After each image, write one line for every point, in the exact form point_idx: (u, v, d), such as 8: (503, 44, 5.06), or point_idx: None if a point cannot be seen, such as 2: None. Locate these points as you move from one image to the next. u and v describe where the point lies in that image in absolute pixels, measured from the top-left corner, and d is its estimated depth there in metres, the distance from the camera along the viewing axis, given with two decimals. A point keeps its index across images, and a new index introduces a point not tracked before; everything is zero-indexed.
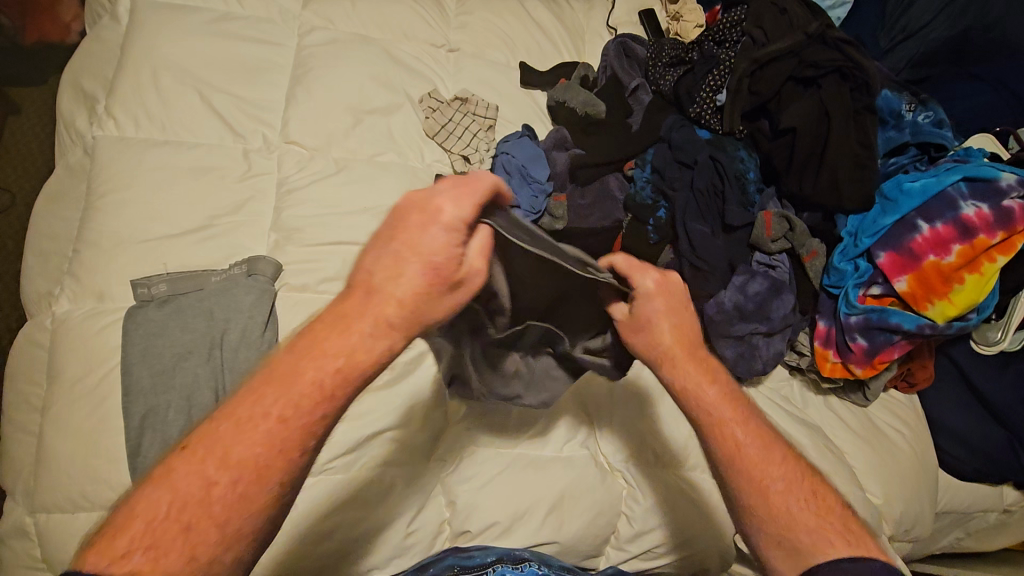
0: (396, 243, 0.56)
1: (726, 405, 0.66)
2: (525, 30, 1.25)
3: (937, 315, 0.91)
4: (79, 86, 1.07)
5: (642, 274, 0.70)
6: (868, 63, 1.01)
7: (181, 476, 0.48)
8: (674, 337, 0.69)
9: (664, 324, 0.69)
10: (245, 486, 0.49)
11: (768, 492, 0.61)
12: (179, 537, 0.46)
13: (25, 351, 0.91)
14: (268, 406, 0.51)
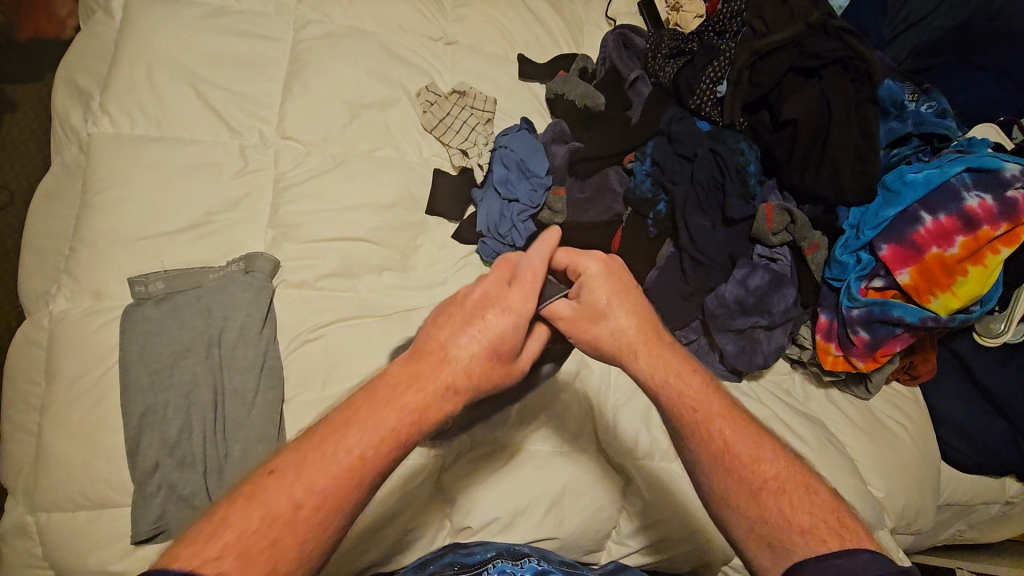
0: (467, 324, 0.59)
1: (706, 401, 0.64)
2: (523, 22, 1.23)
3: (940, 308, 0.91)
4: (73, 82, 1.06)
5: (583, 259, 0.67)
6: (870, 53, 1.00)
7: (271, 493, 0.50)
8: (637, 324, 0.66)
9: (623, 308, 0.66)
10: (321, 507, 0.50)
11: (760, 494, 0.60)
12: (264, 550, 0.48)
13: (23, 349, 0.91)
14: (351, 443, 0.52)
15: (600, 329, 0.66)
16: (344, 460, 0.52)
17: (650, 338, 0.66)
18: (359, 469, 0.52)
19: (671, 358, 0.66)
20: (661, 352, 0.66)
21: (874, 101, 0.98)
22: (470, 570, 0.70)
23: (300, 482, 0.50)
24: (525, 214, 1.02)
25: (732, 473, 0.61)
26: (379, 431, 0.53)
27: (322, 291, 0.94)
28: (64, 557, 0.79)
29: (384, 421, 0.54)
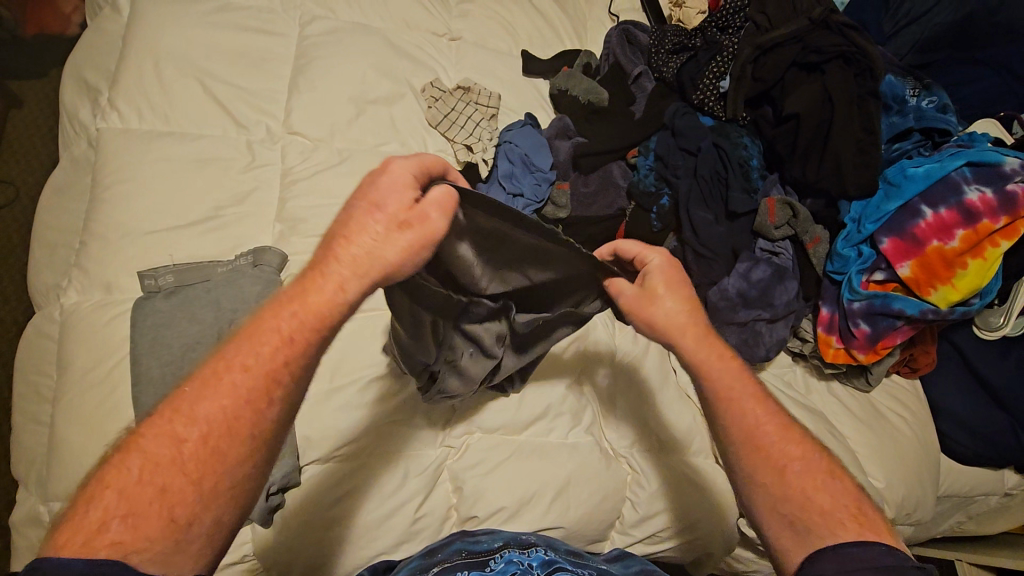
0: (354, 198, 0.58)
1: (738, 388, 0.67)
2: (527, 19, 1.24)
3: (940, 301, 0.91)
4: (81, 78, 1.07)
5: (648, 253, 0.71)
6: (872, 48, 1.00)
7: (150, 440, 0.49)
8: (684, 314, 0.69)
9: (678, 298, 0.70)
10: (212, 436, 0.50)
11: (784, 473, 0.62)
12: (156, 499, 0.47)
13: (35, 342, 0.92)
14: (232, 358, 0.53)
15: (659, 313, 0.69)
16: (240, 392, 0.51)
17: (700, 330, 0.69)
18: (237, 390, 0.51)
19: (714, 349, 0.69)
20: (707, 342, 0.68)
21: (875, 95, 0.99)
22: (478, 556, 0.71)
23: (174, 422, 0.50)
24: (529, 208, 1.03)
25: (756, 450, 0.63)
26: (271, 340, 0.53)
27: None
28: None
29: (265, 333, 0.54)
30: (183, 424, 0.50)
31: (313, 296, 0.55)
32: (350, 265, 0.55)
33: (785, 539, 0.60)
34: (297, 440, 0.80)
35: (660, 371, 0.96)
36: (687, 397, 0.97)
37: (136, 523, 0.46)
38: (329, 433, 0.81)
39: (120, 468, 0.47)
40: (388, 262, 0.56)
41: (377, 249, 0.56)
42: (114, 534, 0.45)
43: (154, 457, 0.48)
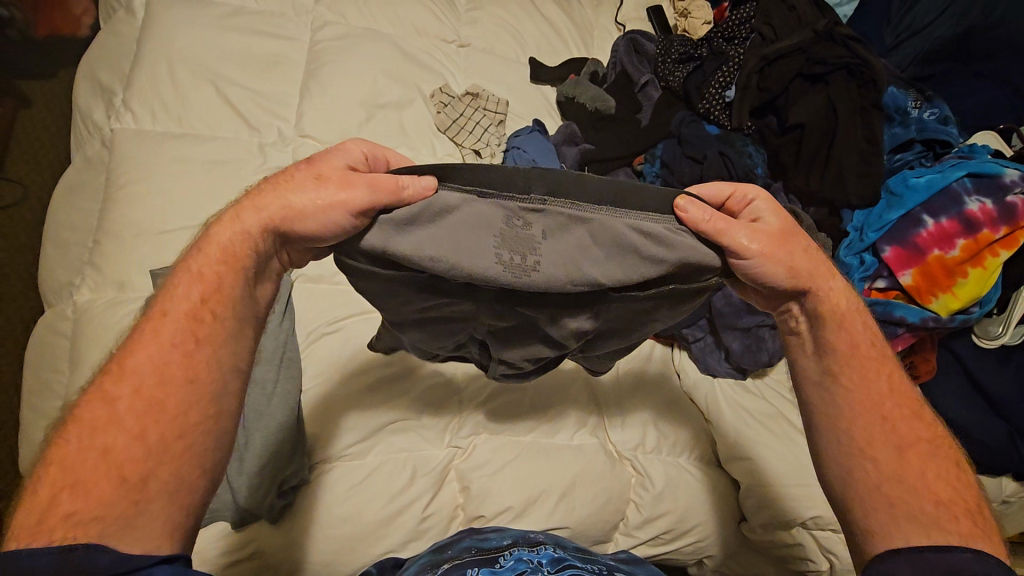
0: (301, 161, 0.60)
1: (878, 362, 0.62)
2: (535, 26, 1.26)
3: (941, 308, 0.92)
4: (96, 80, 1.09)
5: (745, 190, 0.61)
6: (875, 60, 1.02)
7: (88, 412, 0.48)
8: (814, 263, 0.62)
9: (797, 247, 0.61)
10: (146, 393, 0.49)
11: (904, 460, 0.57)
12: (98, 459, 0.46)
13: (47, 338, 0.94)
14: (168, 310, 0.53)
15: (785, 262, 0.59)
16: (170, 356, 0.51)
17: (832, 280, 0.63)
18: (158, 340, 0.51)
19: (855, 316, 0.63)
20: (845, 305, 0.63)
21: (878, 107, 1.01)
22: (488, 553, 0.72)
23: (104, 383, 0.49)
24: None
25: (878, 426, 0.58)
26: (189, 282, 0.54)
27: (340, 285, 0.97)
28: None
29: (179, 279, 0.55)
30: (121, 388, 0.49)
31: (219, 233, 0.55)
32: (256, 210, 0.56)
33: (881, 524, 0.55)
34: (310, 438, 0.84)
35: (661, 375, 1.00)
36: (691, 398, 0.99)
37: (86, 491, 0.45)
38: (340, 431, 0.85)
39: (63, 441, 0.46)
40: (290, 219, 0.55)
41: (287, 203, 0.55)
42: (68, 504, 0.44)
43: (87, 424, 0.47)
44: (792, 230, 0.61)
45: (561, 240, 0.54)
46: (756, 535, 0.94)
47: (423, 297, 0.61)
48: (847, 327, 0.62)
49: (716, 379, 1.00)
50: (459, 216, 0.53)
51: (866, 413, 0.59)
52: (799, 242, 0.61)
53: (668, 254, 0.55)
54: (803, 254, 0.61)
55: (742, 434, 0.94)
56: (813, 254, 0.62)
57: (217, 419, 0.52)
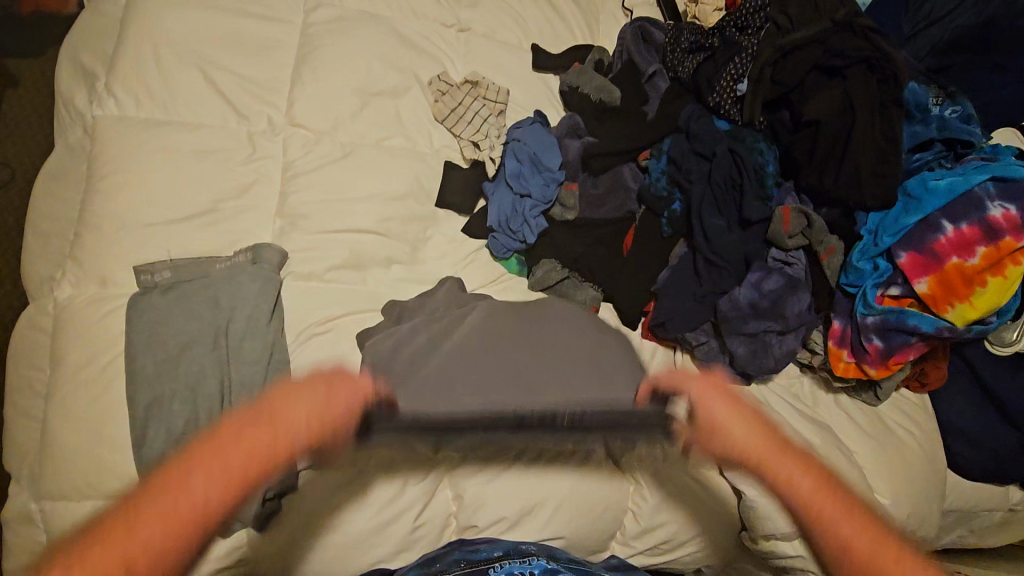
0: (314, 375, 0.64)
1: (829, 475, 0.62)
2: (538, 11, 1.21)
3: (957, 319, 0.89)
4: (77, 62, 1.04)
5: (682, 379, 0.69)
6: (897, 54, 0.96)
7: (172, 506, 0.50)
8: (759, 438, 0.63)
9: (725, 412, 0.64)
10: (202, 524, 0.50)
11: (852, 544, 0.57)
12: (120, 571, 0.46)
13: (27, 335, 0.90)
14: (196, 488, 0.51)
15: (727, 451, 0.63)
16: (191, 506, 0.51)
17: (751, 433, 0.63)
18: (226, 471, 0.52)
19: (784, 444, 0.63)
20: (763, 442, 0.62)
21: (898, 104, 0.96)
22: (478, 567, 0.74)
23: (156, 516, 0.49)
24: (537, 210, 1.00)
25: (816, 521, 0.59)
26: (240, 444, 0.54)
27: (332, 282, 0.94)
28: None
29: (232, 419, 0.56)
30: None
31: (284, 408, 0.58)
32: (279, 415, 0.58)
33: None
34: None
35: None
36: None
37: None
38: None
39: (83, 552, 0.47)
40: (304, 425, 0.58)
41: (315, 409, 0.60)
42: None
43: (140, 541, 0.48)
44: (711, 407, 0.65)
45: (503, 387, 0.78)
46: (757, 547, 0.90)
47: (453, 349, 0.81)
48: (767, 464, 0.61)
49: None
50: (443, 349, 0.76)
51: (819, 496, 0.59)
52: (715, 402, 0.65)
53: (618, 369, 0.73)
54: (726, 441, 0.63)
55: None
56: (736, 408, 0.65)
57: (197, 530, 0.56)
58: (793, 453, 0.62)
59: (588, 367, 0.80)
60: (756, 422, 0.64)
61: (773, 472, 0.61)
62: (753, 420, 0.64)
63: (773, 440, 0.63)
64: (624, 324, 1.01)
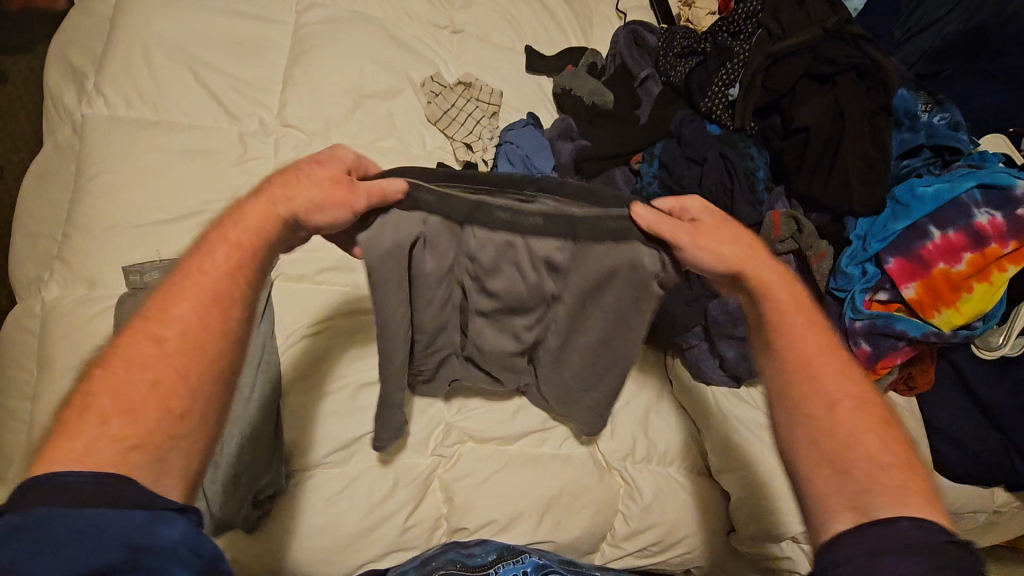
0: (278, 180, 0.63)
1: (840, 370, 0.59)
2: (532, 13, 1.21)
3: (943, 323, 0.89)
4: (67, 60, 1.03)
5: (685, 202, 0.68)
6: (886, 61, 0.97)
7: (134, 349, 0.52)
8: (767, 274, 0.65)
9: (738, 238, 0.66)
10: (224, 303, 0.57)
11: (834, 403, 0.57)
12: (148, 391, 0.50)
13: (13, 338, 0.89)
14: (169, 322, 0.54)
15: (726, 251, 0.65)
16: (168, 348, 0.53)
17: (758, 261, 0.65)
18: (206, 291, 0.56)
19: (801, 320, 0.62)
20: (769, 285, 0.64)
21: (888, 111, 0.96)
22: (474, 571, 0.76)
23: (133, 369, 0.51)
24: None
25: (796, 370, 0.59)
26: (180, 310, 0.55)
27: (322, 285, 0.92)
28: None
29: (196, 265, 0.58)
30: (130, 367, 0.51)
31: (262, 204, 0.61)
32: (265, 200, 0.61)
33: (827, 492, 0.53)
34: (287, 444, 0.81)
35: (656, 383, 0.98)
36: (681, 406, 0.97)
37: (134, 420, 0.49)
38: (318, 438, 0.82)
39: (114, 368, 0.51)
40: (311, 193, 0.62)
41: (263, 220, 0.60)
42: (116, 431, 0.48)
43: (124, 400, 0.49)
44: (711, 239, 0.65)
45: (482, 445, 0.87)
46: (746, 547, 0.93)
47: (449, 496, 0.85)
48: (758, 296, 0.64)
49: (709, 386, 0.96)
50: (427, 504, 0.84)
51: (793, 321, 0.62)
52: (709, 217, 0.67)
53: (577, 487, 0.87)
54: (715, 242, 0.65)
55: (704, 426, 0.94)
56: (733, 236, 0.66)
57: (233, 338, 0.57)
58: (815, 330, 0.61)
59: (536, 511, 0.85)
60: (778, 278, 0.64)
61: (782, 335, 0.61)
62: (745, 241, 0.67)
63: (783, 281, 0.64)
64: None
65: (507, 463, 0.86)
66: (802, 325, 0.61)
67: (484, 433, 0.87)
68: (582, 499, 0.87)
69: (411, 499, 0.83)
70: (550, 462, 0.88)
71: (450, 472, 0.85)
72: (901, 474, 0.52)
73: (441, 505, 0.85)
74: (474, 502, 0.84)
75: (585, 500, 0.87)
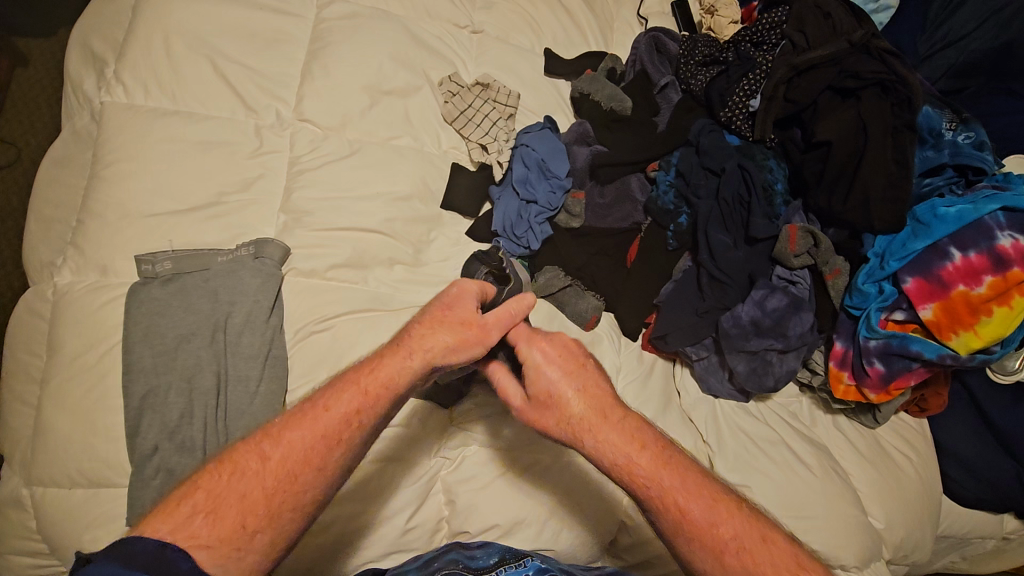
0: (431, 308, 0.70)
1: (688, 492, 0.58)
2: (553, 15, 1.20)
3: (960, 346, 0.88)
4: (88, 46, 1.03)
5: (529, 347, 0.67)
6: (913, 77, 0.95)
7: (246, 459, 0.58)
8: (599, 415, 0.62)
9: (574, 372, 0.65)
10: (337, 432, 0.61)
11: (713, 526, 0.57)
12: (236, 505, 0.56)
13: (25, 321, 0.90)
14: (267, 451, 0.59)
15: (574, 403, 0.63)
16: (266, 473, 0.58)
17: (590, 405, 0.63)
18: (331, 415, 0.61)
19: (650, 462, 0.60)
20: (616, 443, 0.61)
21: (912, 128, 0.94)
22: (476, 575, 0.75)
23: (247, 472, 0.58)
24: (542, 216, 1.01)
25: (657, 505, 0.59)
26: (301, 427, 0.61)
27: (332, 281, 0.92)
28: (57, 532, 0.79)
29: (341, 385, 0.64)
30: (242, 476, 0.57)
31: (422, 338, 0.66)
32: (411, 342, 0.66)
33: None
34: None
35: (663, 394, 0.97)
36: (690, 421, 0.96)
37: (213, 519, 0.54)
38: None
39: (219, 472, 0.58)
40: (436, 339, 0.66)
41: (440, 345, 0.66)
42: (196, 526, 0.54)
43: (219, 505, 0.55)
44: (538, 417, 0.65)
45: (488, 449, 0.86)
46: None
47: (452, 500, 0.84)
48: (642, 479, 0.59)
49: (717, 399, 0.98)
50: (431, 506, 0.84)
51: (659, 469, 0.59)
52: (544, 374, 0.65)
53: (580, 495, 0.86)
54: (555, 409, 0.64)
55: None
56: (582, 396, 0.63)
57: (346, 457, 0.61)
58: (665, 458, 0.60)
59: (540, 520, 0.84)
60: (608, 433, 0.61)
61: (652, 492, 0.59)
62: (588, 389, 0.65)
63: (632, 433, 0.61)
64: (624, 333, 1.00)
65: (511, 470, 0.85)
66: (658, 468, 0.59)
67: (489, 439, 0.86)
68: (585, 510, 0.86)
69: (415, 502, 0.82)
70: (557, 472, 0.86)
71: (454, 476, 0.85)
72: (774, 560, 0.55)
73: (444, 506, 0.85)
74: (476, 508, 0.83)
75: (589, 514, 0.86)
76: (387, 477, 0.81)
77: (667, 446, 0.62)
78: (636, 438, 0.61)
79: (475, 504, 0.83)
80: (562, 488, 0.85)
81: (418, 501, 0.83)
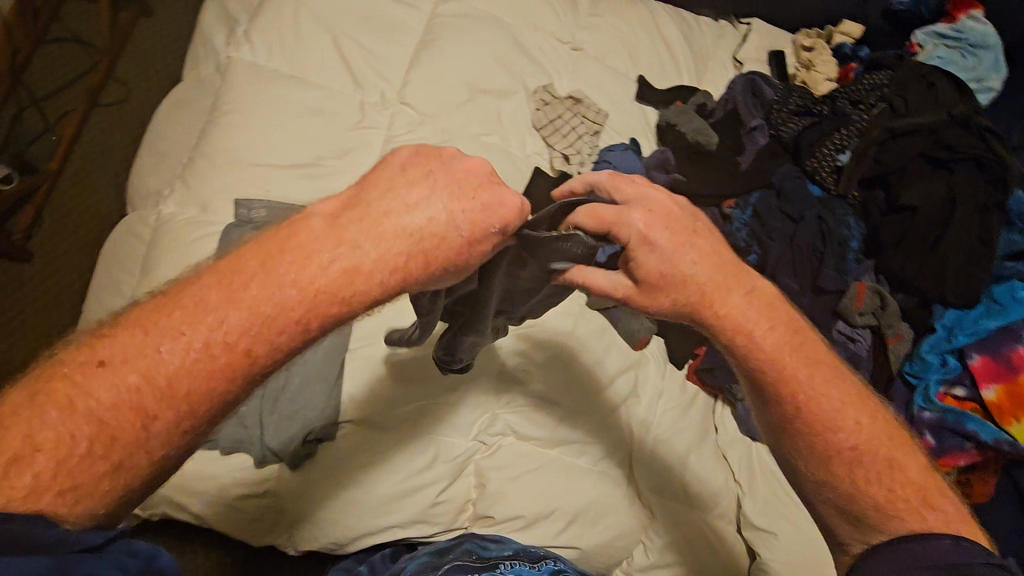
0: (377, 188, 0.45)
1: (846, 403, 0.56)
2: (651, 46, 1.24)
3: (1019, 434, 0.85)
4: (223, 6, 1.13)
5: (625, 217, 0.55)
6: (1010, 158, 0.99)
7: (99, 382, 0.39)
8: (724, 279, 0.57)
9: (685, 232, 0.57)
10: (225, 366, 0.41)
11: (831, 461, 0.55)
12: (100, 444, 0.38)
13: (124, 241, 0.97)
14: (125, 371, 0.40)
15: (700, 284, 0.56)
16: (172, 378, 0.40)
17: (712, 273, 0.57)
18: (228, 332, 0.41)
19: (791, 352, 0.57)
20: (750, 310, 0.57)
21: (1001, 208, 0.97)
22: (488, 562, 0.74)
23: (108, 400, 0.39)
24: None
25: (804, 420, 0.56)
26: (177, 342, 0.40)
27: None
28: None
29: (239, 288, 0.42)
30: (117, 400, 0.39)
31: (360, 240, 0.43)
32: (347, 243, 0.43)
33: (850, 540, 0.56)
34: (342, 397, 0.83)
35: (701, 423, 0.99)
36: (724, 457, 0.97)
37: (74, 467, 0.37)
38: (371, 399, 0.84)
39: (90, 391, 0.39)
40: (376, 262, 0.43)
41: (396, 253, 0.44)
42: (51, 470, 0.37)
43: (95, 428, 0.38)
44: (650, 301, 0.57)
45: (523, 443, 0.89)
46: None
47: (480, 485, 0.87)
48: (790, 375, 0.56)
49: (754, 442, 0.99)
50: (458, 486, 0.86)
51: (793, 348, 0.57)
52: (653, 249, 0.55)
53: (603, 508, 0.87)
54: (676, 290, 0.56)
55: (573, 373, 0.92)
56: (702, 262, 0.57)
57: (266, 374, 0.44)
58: (798, 343, 0.58)
59: (563, 522, 0.86)
60: (749, 304, 0.57)
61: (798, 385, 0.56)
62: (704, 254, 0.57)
63: (760, 305, 0.58)
64: (670, 360, 1.03)
65: (541, 467, 0.88)
66: (812, 365, 0.57)
67: (528, 435, 0.89)
68: (606, 522, 0.87)
69: (443, 478, 0.84)
70: (586, 480, 0.88)
71: (486, 462, 0.87)
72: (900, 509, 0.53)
73: (472, 490, 0.87)
74: (504, 496, 0.85)
75: (608, 532, 0.87)
76: (427, 449, 0.84)
77: (795, 328, 0.60)
78: (765, 312, 0.58)
79: (502, 493, 0.85)
80: (588, 495, 0.87)
81: (446, 480, 0.85)
